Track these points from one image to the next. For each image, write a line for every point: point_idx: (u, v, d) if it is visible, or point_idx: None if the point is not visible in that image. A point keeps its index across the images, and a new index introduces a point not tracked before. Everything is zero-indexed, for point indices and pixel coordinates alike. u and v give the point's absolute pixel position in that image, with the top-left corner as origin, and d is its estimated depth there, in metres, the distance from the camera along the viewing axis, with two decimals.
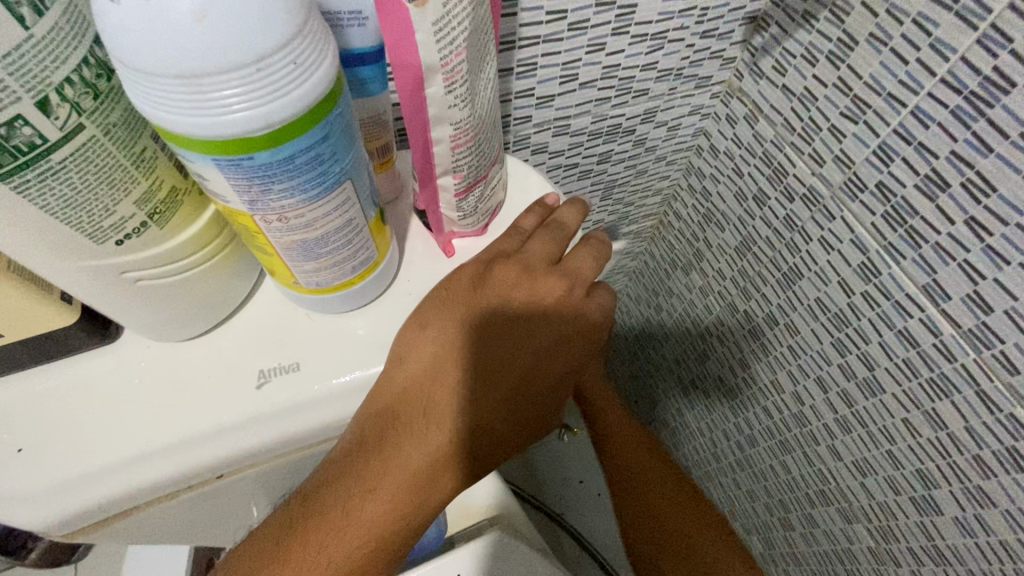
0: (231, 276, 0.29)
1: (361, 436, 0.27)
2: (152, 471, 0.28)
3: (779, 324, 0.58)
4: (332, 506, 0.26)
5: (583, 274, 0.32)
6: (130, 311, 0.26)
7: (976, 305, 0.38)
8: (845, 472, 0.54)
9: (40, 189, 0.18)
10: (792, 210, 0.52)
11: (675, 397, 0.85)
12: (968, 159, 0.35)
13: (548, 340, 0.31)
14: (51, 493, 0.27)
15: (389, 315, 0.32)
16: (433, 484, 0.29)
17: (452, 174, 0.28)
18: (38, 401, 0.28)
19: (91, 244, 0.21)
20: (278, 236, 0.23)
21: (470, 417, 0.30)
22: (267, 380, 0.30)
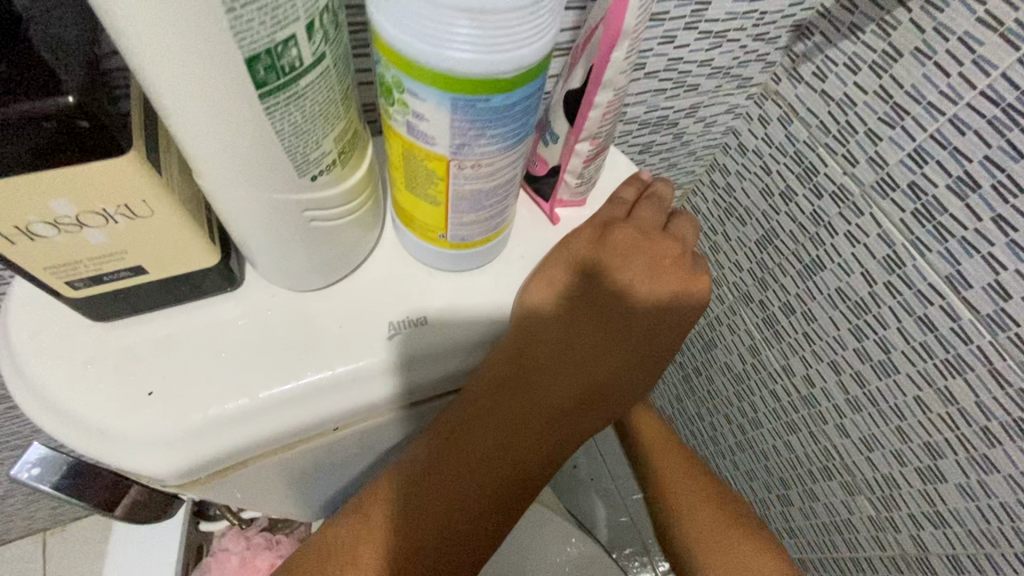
0: (366, 226, 0.29)
1: (500, 377, 0.32)
2: (284, 419, 0.28)
3: (795, 313, 0.62)
4: (468, 438, 0.32)
5: (686, 240, 0.36)
6: (283, 249, 0.26)
7: (996, 292, 0.43)
8: (851, 448, 0.60)
9: (283, 111, 0.19)
10: (820, 206, 0.56)
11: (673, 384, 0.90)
12: (1001, 164, 0.40)
13: (654, 307, 0.35)
14: (183, 437, 0.26)
15: (503, 276, 0.33)
16: (556, 423, 0.34)
17: (591, 140, 0.29)
18: (163, 346, 0.27)
19: (295, 175, 0.21)
20: (459, 182, 0.24)
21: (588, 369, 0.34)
22: (400, 332, 0.30)
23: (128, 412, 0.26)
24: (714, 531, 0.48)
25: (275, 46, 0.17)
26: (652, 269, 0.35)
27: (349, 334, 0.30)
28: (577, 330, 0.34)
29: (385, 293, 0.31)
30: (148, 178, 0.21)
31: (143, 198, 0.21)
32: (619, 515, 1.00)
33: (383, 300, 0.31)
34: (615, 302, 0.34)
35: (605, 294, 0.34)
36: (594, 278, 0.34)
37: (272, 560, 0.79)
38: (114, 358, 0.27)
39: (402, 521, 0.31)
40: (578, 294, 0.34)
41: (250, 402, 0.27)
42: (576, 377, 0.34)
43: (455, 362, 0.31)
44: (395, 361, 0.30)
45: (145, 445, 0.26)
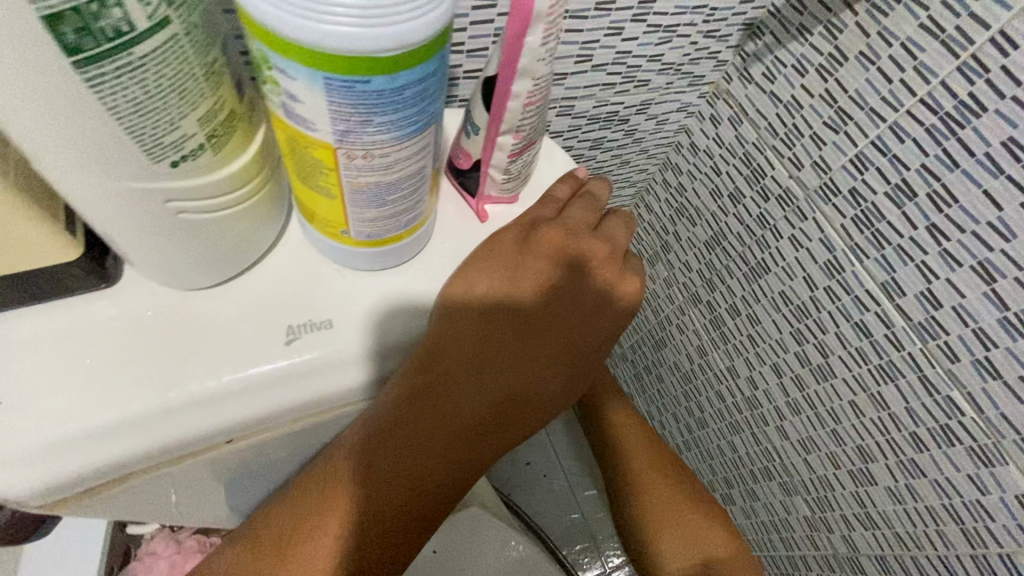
0: (264, 219, 0.26)
1: (405, 393, 0.29)
2: (162, 432, 0.25)
3: (741, 314, 0.62)
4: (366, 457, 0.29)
5: (619, 240, 0.34)
6: (157, 245, 0.23)
7: (928, 301, 0.43)
8: (790, 450, 0.60)
9: (115, 87, 0.16)
10: (766, 209, 0.56)
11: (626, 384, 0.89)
12: (937, 172, 0.40)
13: (581, 315, 0.33)
14: (36, 456, 0.23)
15: (423, 277, 0.31)
16: (473, 436, 0.32)
17: (513, 133, 0.27)
18: (18, 349, 0.24)
19: (145, 162, 0.18)
20: (352, 173, 0.21)
21: (508, 379, 0.32)
22: (298, 338, 0.27)
23: None
24: (688, 522, 0.49)
25: (87, 5, 0.14)
26: (583, 273, 0.33)
27: (245, 337, 0.27)
28: (498, 339, 0.31)
29: (287, 293, 0.28)
30: None
31: None
32: (569, 512, 1.00)
33: (284, 300, 0.28)
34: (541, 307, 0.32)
35: (529, 298, 0.32)
36: (519, 282, 0.31)
37: None
38: None
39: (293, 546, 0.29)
40: (500, 298, 0.31)
41: (123, 415, 0.24)
42: (494, 389, 0.31)
43: (364, 372, 0.28)
44: (296, 369, 0.27)
45: None
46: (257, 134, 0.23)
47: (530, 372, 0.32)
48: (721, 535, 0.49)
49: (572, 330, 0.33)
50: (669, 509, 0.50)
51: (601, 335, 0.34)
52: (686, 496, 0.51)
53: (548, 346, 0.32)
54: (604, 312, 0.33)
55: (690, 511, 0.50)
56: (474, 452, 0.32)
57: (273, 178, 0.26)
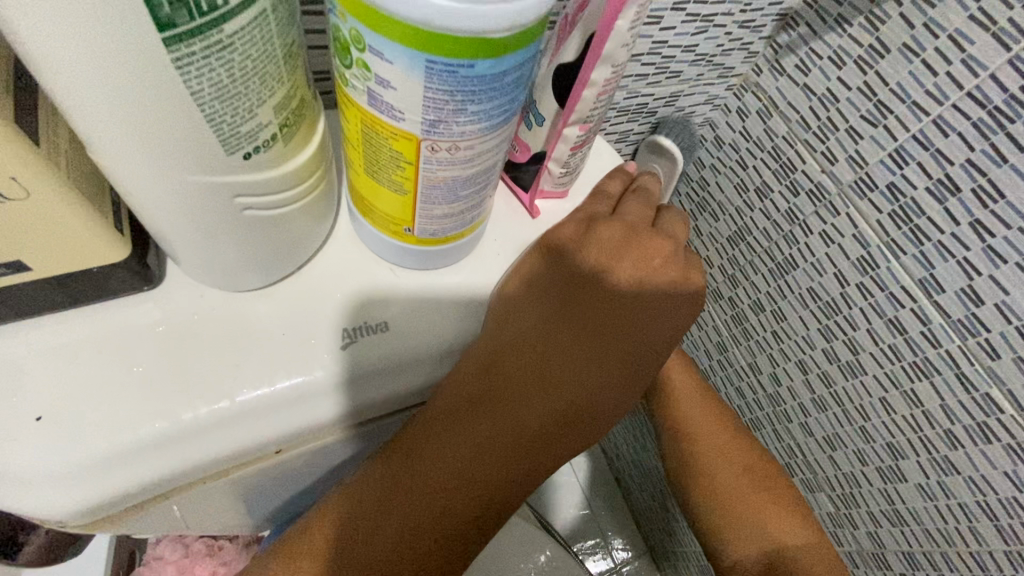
0: (319, 215, 0.25)
1: (460, 397, 0.28)
2: (212, 445, 0.23)
3: (765, 310, 0.62)
4: (418, 462, 0.28)
5: (679, 237, 0.33)
6: (212, 244, 0.21)
7: (968, 297, 0.43)
8: (814, 446, 0.60)
9: (201, 68, 0.14)
10: (796, 204, 0.55)
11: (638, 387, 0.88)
12: (983, 167, 0.40)
13: (642, 316, 0.31)
14: (80, 473, 0.21)
15: (478, 275, 0.29)
16: (528, 447, 0.30)
17: (581, 124, 0.26)
18: (56, 356, 0.22)
19: (220, 153, 0.17)
20: (434, 165, 0.20)
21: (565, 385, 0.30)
22: (356, 340, 0.26)
23: (6, 440, 0.21)
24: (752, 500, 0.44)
25: None
26: (644, 272, 0.31)
27: (299, 340, 0.25)
28: (556, 343, 0.30)
29: (340, 294, 0.27)
30: (17, 148, 0.15)
31: (12, 175, 0.16)
32: (579, 508, 0.99)
33: (337, 301, 0.27)
34: (602, 309, 0.30)
35: (586, 300, 0.30)
36: (576, 285, 0.30)
37: (214, 568, 0.74)
38: None
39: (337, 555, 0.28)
40: (557, 301, 0.30)
41: (169, 426, 0.23)
42: (550, 395, 0.30)
43: (422, 376, 0.27)
44: (353, 373, 0.25)
45: (28, 485, 0.21)
46: (320, 124, 0.22)
47: (590, 378, 0.30)
48: (805, 530, 0.44)
49: (634, 334, 0.31)
50: (731, 469, 0.45)
51: (664, 338, 0.32)
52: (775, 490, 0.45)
53: (609, 350, 0.30)
54: (668, 314, 0.31)
55: (772, 501, 0.44)
56: (529, 463, 0.30)
57: (329, 171, 0.24)
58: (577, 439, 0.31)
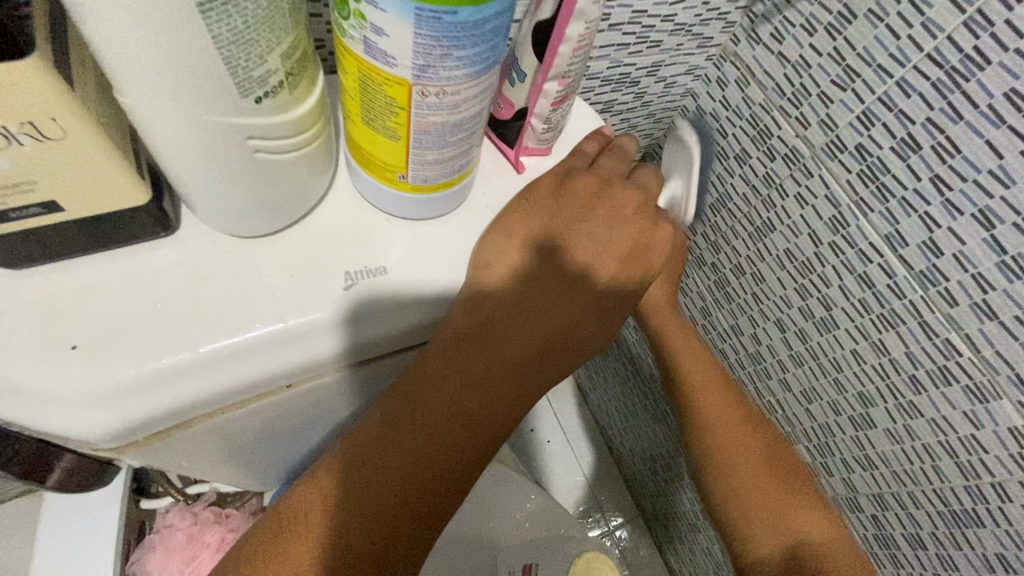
0: (321, 164, 0.27)
1: (454, 331, 0.30)
2: (228, 374, 0.26)
3: (745, 274, 0.65)
4: (416, 395, 0.30)
5: (649, 188, 0.36)
6: (225, 189, 0.24)
7: (929, 249, 0.46)
8: (792, 400, 0.63)
9: (221, 14, 0.16)
10: (772, 169, 0.57)
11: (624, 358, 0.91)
12: (941, 125, 0.42)
13: (616, 257, 0.34)
14: (112, 396, 0.24)
15: (467, 225, 0.32)
16: (516, 377, 0.33)
17: (560, 79, 0.28)
18: (85, 294, 0.25)
19: (235, 96, 0.19)
20: (425, 110, 0.22)
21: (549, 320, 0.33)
22: (356, 282, 0.28)
23: (46, 366, 0.23)
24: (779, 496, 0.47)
25: None
26: (619, 222, 0.34)
27: (305, 281, 0.28)
28: (539, 285, 0.33)
29: (341, 241, 0.29)
30: (57, 90, 0.18)
31: (52, 116, 0.18)
32: (574, 475, 1.03)
33: (339, 248, 0.29)
34: (579, 251, 0.33)
35: (567, 246, 0.33)
36: (560, 233, 0.33)
37: (223, 534, 0.78)
38: (26, 306, 0.24)
39: (344, 495, 0.30)
40: (540, 246, 0.32)
41: (191, 357, 0.25)
42: (535, 329, 0.32)
43: (419, 315, 0.30)
44: (355, 310, 0.28)
45: (67, 404, 0.23)
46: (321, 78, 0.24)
47: (570, 318, 0.33)
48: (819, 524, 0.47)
49: (609, 273, 0.34)
50: (753, 490, 0.48)
51: (637, 279, 0.35)
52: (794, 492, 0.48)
53: (587, 287, 0.33)
54: (641, 257, 0.35)
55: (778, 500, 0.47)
56: (517, 392, 0.33)
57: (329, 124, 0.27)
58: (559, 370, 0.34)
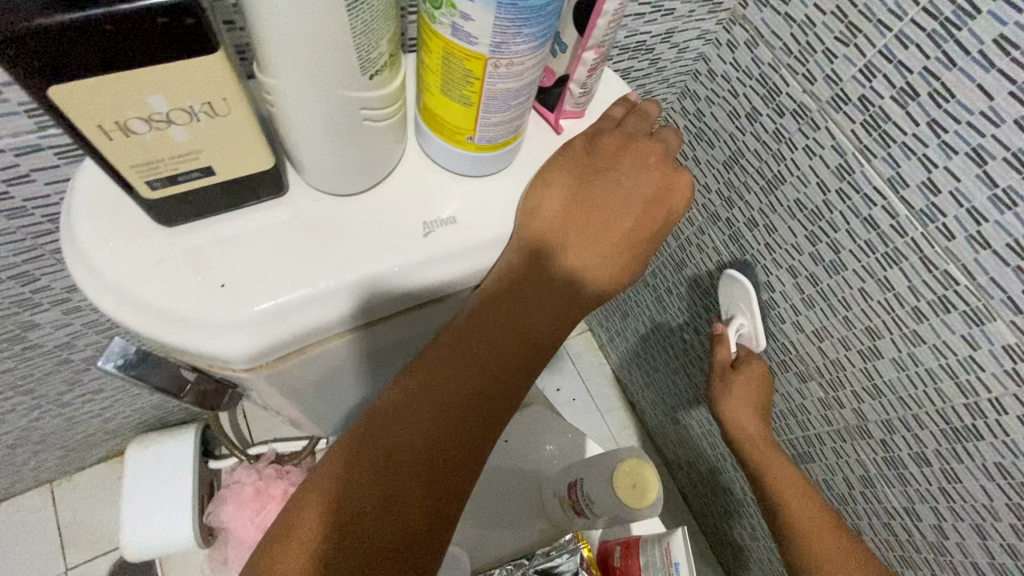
0: (399, 132, 0.32)
1: (505, 265, 0.35)
2: (335, 306, 0.32)
3: (759, 226, 0.70)
4: (473, 322, 0.35)
5: (670, 146, 0.41)
6: (333, 153, 0.29)
7: (928, 188, 0.50)
8: (805, 341, 0.69)
9: (357, 7, 0.22)
10: (782, 124, 0.62)
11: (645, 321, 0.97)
12: (936, 73, 0.46)
13: (640, 201, 0.39)
14: (251, 323, 0.30)
15: (518, 179, 0.37)
16: (556, 306, 0.37)
17: (596, 49, 0.33)
18: (223, 244, 0.30)
19: (357, 72, 0.24)
20: (497, 79, 0.27)
21: (582, 254, 0.37)
22: (432, 230, 0.34)
23: (201, 301, 0.29)
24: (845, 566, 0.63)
25: None
26: (640, 173, 0.39)
27: (390, 231, 0.33)
28: (573, 227, 0.37)
29: (417, 197, 0.34)
30: (229, 75, 0.23)
31: (224, 96, 0.24)
32: (599, 429, 1.09)
33: (416, 202, 0.34)
34: (608, 195, 0.38)
35: (596, 193, 0.38)
36: (591, 182, 0.38)
37: (286, 487, 0.83)
38: (181, 254, 0.30)
39: (419, 410, 0.33)
40: (576, 193, 0.37)
41: (308, 292, 0.31)
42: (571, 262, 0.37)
43: (483, 258, 0.35)
44: (433, 254, 0.33)
45: (220, 330, 0.30)
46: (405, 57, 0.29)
47: (603, 254, 0.38)
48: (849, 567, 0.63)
49: (634, 214, 0.39)
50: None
51: (659, 221, 0.40)
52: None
53: (615, 226, 0.38)
54: (662, 203, 0.39)
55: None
56: (558, 319, 0.37)
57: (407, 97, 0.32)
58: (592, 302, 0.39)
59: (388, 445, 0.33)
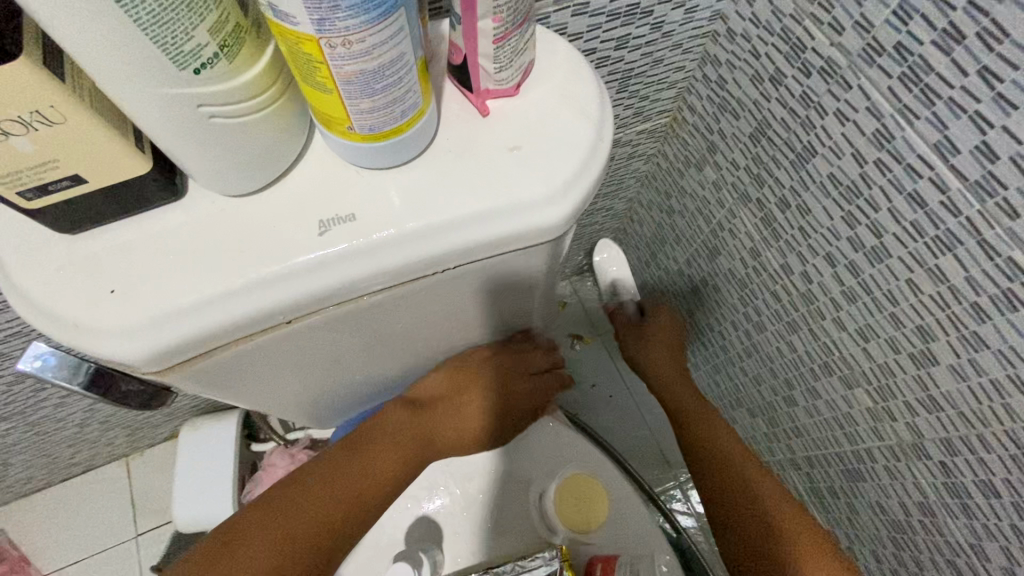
0: (288, 128, 0.31)
1: (416, 391, 0.54)
2: (229, 311, 0.32)
3: (790, 207, 0.60)
4: (374, 434, 0.52)
5: (552, 361, 0.59)
6: (203, 155, 0.28)
7: (983, 155, 0.40)
8: (848, 341, 0.58)
9: (134, 0, 0.20)
10: (810, 86, 0.52)
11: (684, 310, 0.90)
12: (987, 6, 0.36)
13: (512, 388, 0.56)
14: (146, 327, 0.31)
15: (433, 169, 0.34)
16: (425, 440, 0.55)
17: (492, 17, 0.29)
18: (118, 251, 0.31)
19: (173, 69, 0.23)
20: (341, 60, 0.24)
21: (456, 395, 0.54)
22: (329, 229, 0.32)
23: (95, 308, 0.30)
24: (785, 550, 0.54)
25: None
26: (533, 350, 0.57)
27: (286, 232, 0.32)
28: (455, 404, 0.55)
29: (318, 194, 0.33)
30: (47, 83, 0.22)
31: (52, 104, 0.23)
32: (638, 429, 1.02)
33: (316, 199, 0.33)
34: (487, 378, 0.55)
35: (474, 381, 0.54)
36: (489, 355, 0.54)
37: None
38: (78, 263, 0.30)
39: (306, 493, 0.48)
40: (457, 387, 0.54)
41: (199, 296, 0.31)
42: (449, 403, 0.55)
43: (389, 257, 0.33)
44: (330, 253, 0.32)
45: (116, 334, 0.30)
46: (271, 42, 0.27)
47: (472, 397, 0.55)
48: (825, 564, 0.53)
49: (507, 406, 0.57)
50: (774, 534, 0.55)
51: (522, 417, 0.58)
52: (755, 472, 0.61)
53: (490, 404, 0.55)
54: (532, 401, 0.59)
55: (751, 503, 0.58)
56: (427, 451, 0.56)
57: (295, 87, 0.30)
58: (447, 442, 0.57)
59: (290, 525, 0.47)
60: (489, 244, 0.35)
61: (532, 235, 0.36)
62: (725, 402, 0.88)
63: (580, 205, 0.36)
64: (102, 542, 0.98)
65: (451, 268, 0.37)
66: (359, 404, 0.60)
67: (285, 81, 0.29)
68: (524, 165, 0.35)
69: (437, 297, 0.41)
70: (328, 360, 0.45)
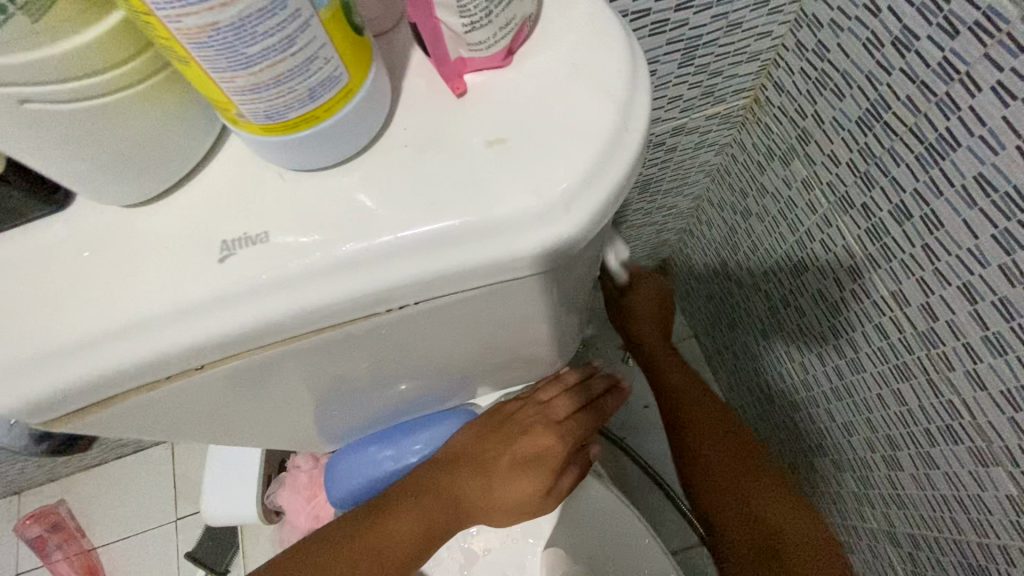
0: (173, 119, 0.22)
1: (448, 452, 0.47)
2: (109, 359, 0.24)
3: (911, 218, 0.45)
4: (393, 499, 0.43)
5: (603, 395, 0.51)
6: (50, 157, 0.21)
7: None
8: (989, 404, 0.43)
9: None
10: (955, 50, 0.37)
11: (757, 332, 0.76)
12: None
13: (557, 430, 0.46)
14: (8, 373, 0.24)
15: (382, 171, 0.25)
16: (450, 511, 0.44)
17: None
18: None
19: None
20: (169, 4, 0.16)
21: (487, 442, 0.46)
22: (234, 253, 0.24)
23: None
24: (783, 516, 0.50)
25: None
26: (569, 390, 0.49)
27: (181, 256, 0.24)
28: (484, 458, 0.45)
29: (231, 203, 0.25)
30: None
31: None
32: None
33: (226, 209, 0.25)
34: (529, 423, 0.46)
35: (510, 426, 0.46)
36: (518, 410, 0.48)
37: None
38: None
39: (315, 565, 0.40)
40: (487, 435, 0.47)
41: (71, 340, 0.24)
42: (478, 456, 0.46)
43: (313, 294, 0.24)
44: (236, 287, 0.24)
45: None
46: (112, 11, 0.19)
47: (504, 443, 0.46)
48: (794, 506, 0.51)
49: (544, 450, 0.46)
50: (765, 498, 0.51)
51: (562, 471, 0.46)
52: (768, 487, 0.52)
53: (524, 457, 0.45)
54: (575, 447, 0.47)
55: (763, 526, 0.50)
56: (447, 525, 0.45)
57: (168, 78, 0.21)
58: (472, 509, 0.46)
59: None
60: (459, 275, 0.25)
61: (518, 265, 0.26)
62: (804, 447, 0.73)
63: (590, 226, 0.25)
64: (148, 522, 1.00)
65: (409, 306, 0.27)
66: (354, 430, 0.52)
67: (136, 69, 0.20)
68: (508, 165, 0.24)
69: (407, 335, 0.31)
70: (292, 395, 0.38)
